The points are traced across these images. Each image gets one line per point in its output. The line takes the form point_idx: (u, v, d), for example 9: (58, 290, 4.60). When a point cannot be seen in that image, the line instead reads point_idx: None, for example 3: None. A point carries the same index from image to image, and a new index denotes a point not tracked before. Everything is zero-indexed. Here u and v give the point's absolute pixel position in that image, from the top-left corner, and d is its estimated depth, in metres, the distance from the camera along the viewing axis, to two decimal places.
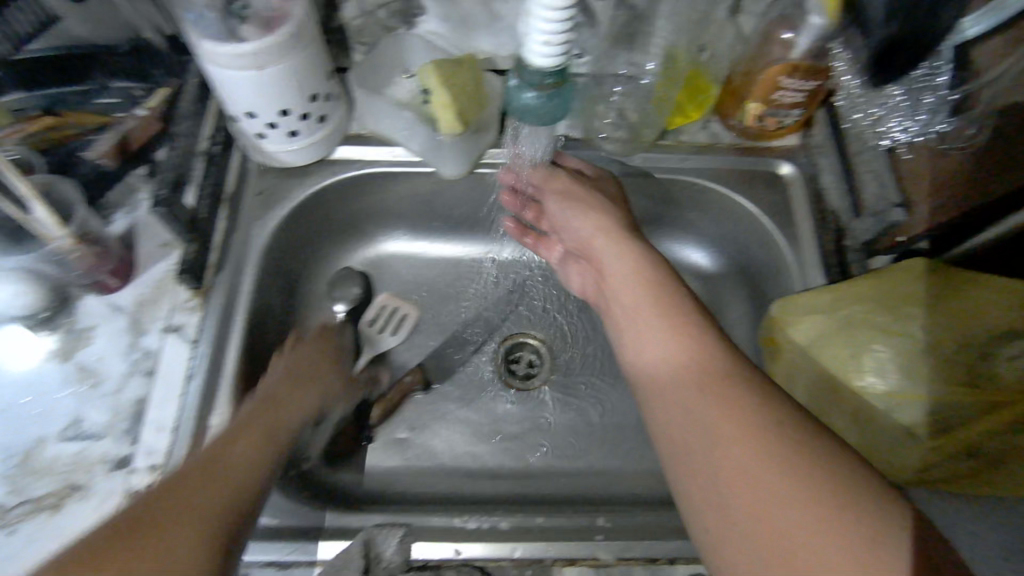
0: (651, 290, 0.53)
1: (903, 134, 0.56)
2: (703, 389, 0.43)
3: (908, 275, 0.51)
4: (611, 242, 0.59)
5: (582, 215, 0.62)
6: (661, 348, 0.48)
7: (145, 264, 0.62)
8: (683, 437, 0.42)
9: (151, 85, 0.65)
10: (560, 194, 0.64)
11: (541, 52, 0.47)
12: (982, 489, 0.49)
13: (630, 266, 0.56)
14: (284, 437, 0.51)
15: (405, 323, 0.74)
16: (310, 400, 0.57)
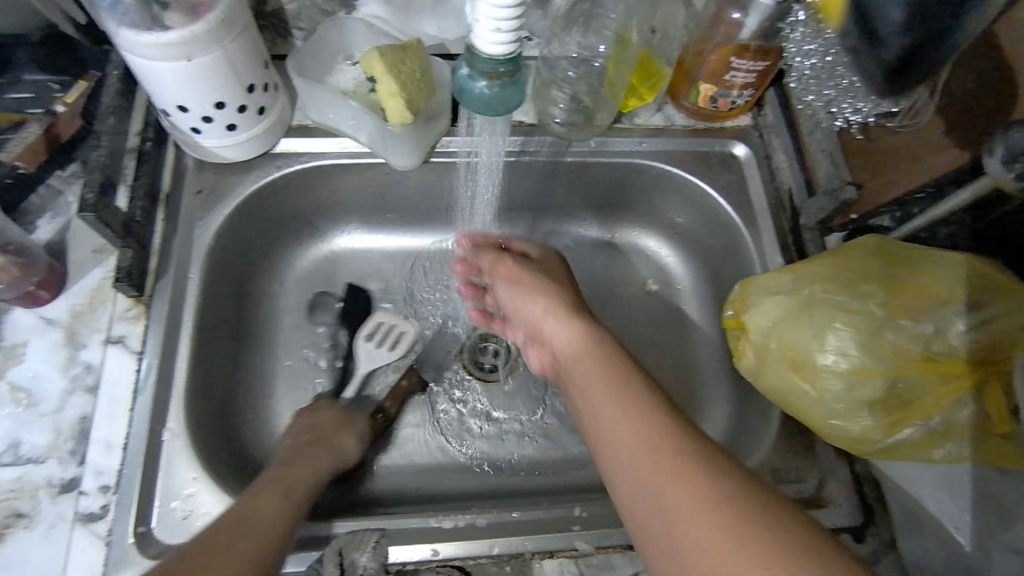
0: (598, 358, 0.47)
1: (855, 115, 0.56)
2: (660, 465, 0.38)
3: (862, 254, 0.53)
4: (561, 323, 0.51)
5: (525, 293, 0.56)
6: (605, 417, 0.43)
7: (77, 272, 0.58)
8: (644, 514, 0.38)
9: (66, 78, 0.59)
10: (509, 283, 0.58)
11: (493, 39, 0.43)
12: (942, 455, 0.49)
13: (574, 338, 0.50)
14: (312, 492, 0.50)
15: (403, 339, 0.68)
16: (328, 457, 0.55)
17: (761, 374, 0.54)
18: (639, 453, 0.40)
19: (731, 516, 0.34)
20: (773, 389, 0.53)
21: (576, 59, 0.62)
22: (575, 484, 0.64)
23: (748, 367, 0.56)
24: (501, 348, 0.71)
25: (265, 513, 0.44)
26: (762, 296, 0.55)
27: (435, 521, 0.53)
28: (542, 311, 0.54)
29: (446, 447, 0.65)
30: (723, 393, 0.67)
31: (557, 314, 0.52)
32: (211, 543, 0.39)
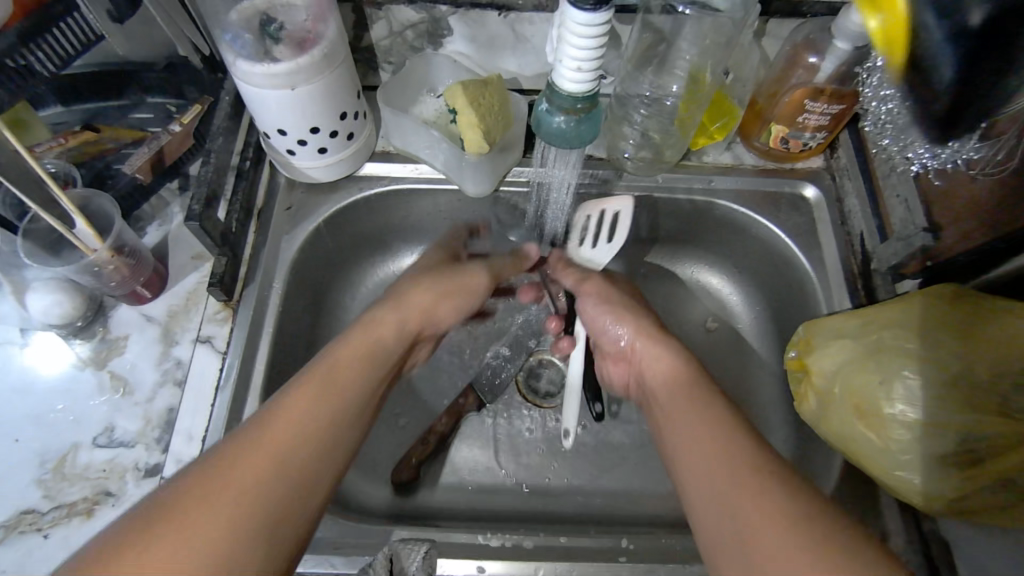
0: (681, 378, 0.52)
1: (931, 159, 0.54)
2: (732, 485, 0.41)
3: (941, 300, 0.52)
4: (645, 343, 0.57)
5: (618, 315, 0.61)
6: (682, 422, 0.48)
7: (176, 275, 0.64)
8: (705, 511, 0.42)
9: (183, 101, 0.67)
10: (595, 297, 0.64)
11: (571, 78, 0.46)
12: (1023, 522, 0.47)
13: (659, 361, 0.55)
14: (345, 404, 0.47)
15: (619, 222, 0.68)
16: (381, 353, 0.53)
17: (823, 419, 0.54)
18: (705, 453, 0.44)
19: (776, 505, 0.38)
20: (840, 436, 0.52)
21: (649, 98, 0.64)
22: (623, 516, 0.64)
23: (811, 411, 0.55)
24: (555, 375, 0.72)
25: (308, 400, 0.45)
26: (829, 340, 0.55)
27: (481, 537, 0.54)
28: (634, 333, 0.58)
29: (497, 467, 0.66)
30: (783, 436, 0.65)
31: (645, 335, 0.57)
32: (251, 440, 0.41)
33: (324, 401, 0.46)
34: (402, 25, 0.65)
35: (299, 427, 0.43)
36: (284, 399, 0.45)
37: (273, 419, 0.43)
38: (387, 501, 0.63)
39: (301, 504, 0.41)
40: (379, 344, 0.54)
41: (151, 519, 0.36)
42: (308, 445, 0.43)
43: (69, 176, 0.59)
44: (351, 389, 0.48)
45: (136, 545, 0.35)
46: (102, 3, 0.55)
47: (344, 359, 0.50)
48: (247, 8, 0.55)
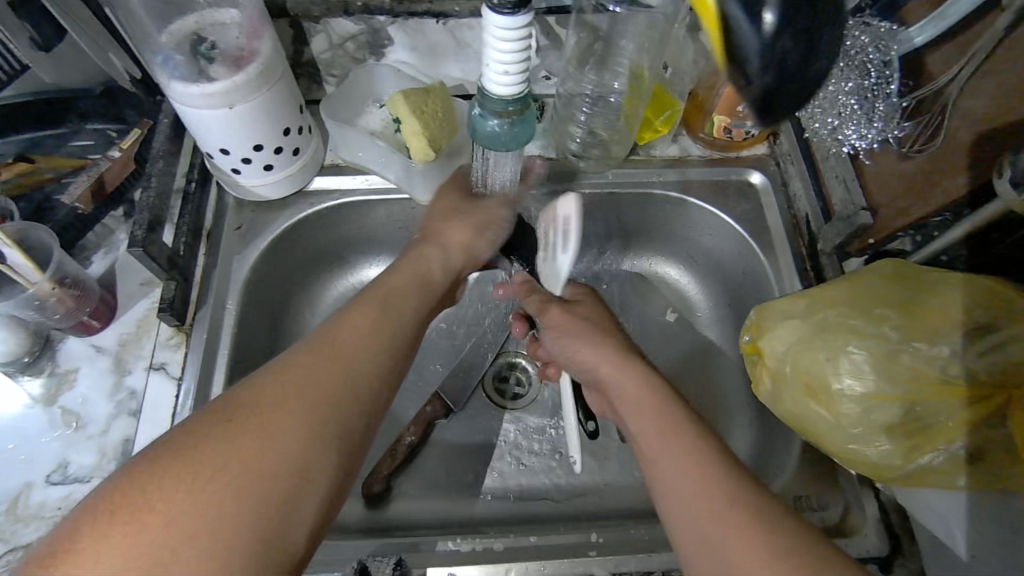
0: (653, 407, 0.48)
1: (859, 140, 0.58)
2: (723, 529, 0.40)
3: (884, 278, 0.53)
4: (614, 372, 0.52)
5: (591, 346, 0.55)
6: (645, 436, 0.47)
7: (126, 303, 0.62)
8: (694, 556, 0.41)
9: (124, 126, 0.65)
10: (556, 330, 0.59)
11: (500, 82, 0.46)
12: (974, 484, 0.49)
13: (629, 386, 0.51)
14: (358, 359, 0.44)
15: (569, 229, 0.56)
16: (399, 303, 0.51)
17: (777, 400, 0.55)
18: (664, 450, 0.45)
19: (749, 509, 0.40)
20: (792, 414, 0.53)
21: (591, 95, 0.65)
22: (597, 511, 0.64)
23: (766, 393, 0.56)
24: (523, 375, 0.73)
25: (367, 313, 0.48)
26: (777, 320, 0.56)
27: (452, 543, 0.54)
28: (606, 367, 0.53)
29: (467, 472, 0.66)
30: (747, 420, 0.66)
31: (611, 362, 0.53)
32: (314, 345, 0.44)
33: (386, 316, 0.48)
34: (341, 37, 0.65)
35: (359, 338, 0.45)
36: (347, 313, 0.47)
37: (332, 329, 0.45)
38: (361, 516, 0.62)
39: (362, 408, 0.43)
40: (435, 269, 0.58)
41: (233, 408, 0.39)
42: (371, 353, 0.45)
43: (7, 211, 0.58)
44: (364, 345, 0.45)
45: (218, 434, 0.37)
46: (25, 32, 0.56)
47: (402, 280, 0.54)
48: (178, 28, 0.54)
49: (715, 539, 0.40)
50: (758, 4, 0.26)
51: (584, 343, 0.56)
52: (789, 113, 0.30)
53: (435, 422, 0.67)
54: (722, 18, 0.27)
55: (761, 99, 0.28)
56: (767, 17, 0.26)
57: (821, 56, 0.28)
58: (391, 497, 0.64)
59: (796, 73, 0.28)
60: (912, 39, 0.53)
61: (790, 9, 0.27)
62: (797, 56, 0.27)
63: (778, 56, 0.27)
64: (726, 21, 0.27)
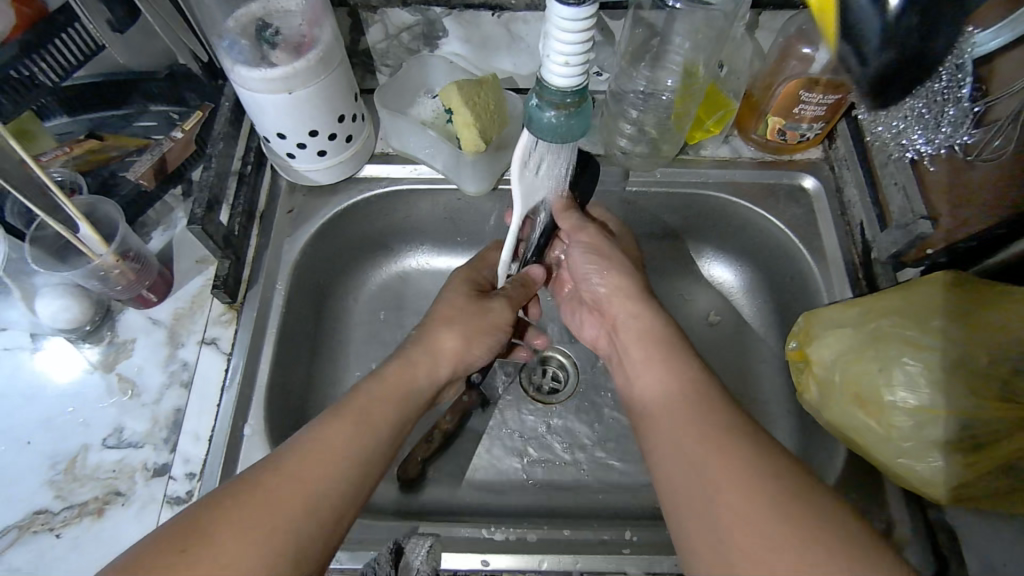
0: (655, 341, 0.54)
1: (926, 146, 0.56)
2: (704, 439, 0.44)
3: (940, 289, 0.51)
4: (625, 301, 0.60)
5: (611, 275, 0.61)
6: (668, 422, 0.47)
7: (182, 279, 0.65)
8: (673, 468, 0.44)
9: (186, 109, 0.68)
10: (587, 250, 0.63)
11: (561, 73, 0.46)
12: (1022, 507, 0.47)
13: (642, 321, 0.57)
14: (370, 460, 0.46)
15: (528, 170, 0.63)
16: (400, 399, 0.52)
17: (823, 412, 0.54)
18: (699, 442, 0.44)
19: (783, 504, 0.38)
20: (839, 423, 0.53)
21: (643, 93, 0.64)
22: (629, 510, 0.64)
23: (811, 401, 0.55)
24: (558, 370, 0.73)
25: (344, 431, 0.46)
26: (827, 328, 0.55)
27: (487, 531, 0.55)
28: (623, 297, 0.60)
29: (500, 462, 0.67)
30: (788, 428, 0.65)
31: (626, 292, 0.60)
32: (284, 465, 0.43)
33: (360, 428, 0.47)
34: (397, 28, 0.66)
35: (336, 462, 0.44)
36: (362, 400, 0.49)
37: (304, 446, 0.44)
38: (395, 498, 0.63)
39: (331, 537, 0.42)
40: (422, 373, 0.55)
41: (202, 527, 0.39)
42: (345, 477, 0.44)
43: (75, 185, 0.61)
44: (371, 444, 0.47)
45: (184, 553, 0.37)
46: (102, 13, 0.58)
47: (420, 359, 0.55)
48: (244, 14, 0.56)
49: (718, 477, 0.41)
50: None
51: (601, 265, 0.62)
52: (903, 97, 0.28)
53: (471, 412, 0.69)
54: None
55: (873, 82, 0.27)
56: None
57: (947, 38, 0.25)
58: (424, 482, 0.65)
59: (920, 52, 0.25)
60: (984, 43, 0.47)
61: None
62: (921, 36, 0.25)
63: (898, 39, 0.25)
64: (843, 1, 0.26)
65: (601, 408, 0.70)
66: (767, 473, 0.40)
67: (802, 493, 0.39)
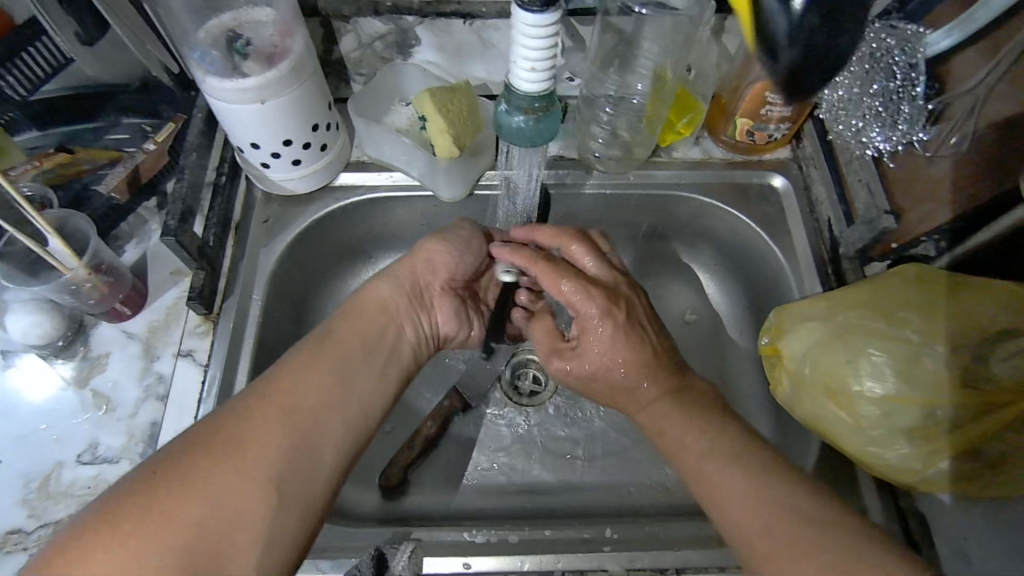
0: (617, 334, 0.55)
1: (885, 143, 0.58)
2: (701, 432, 0.49)
3: (906, 281, 0.53)
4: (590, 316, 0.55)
5: (612, 329, 0.55)
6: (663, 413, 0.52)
7: (157, 291, 0.64)
8: (683, 446, 0.50)
9: (159, 121, 0.67)
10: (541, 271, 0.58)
11: (527, 79, 0.48)
12: (995, 491, 0.48)
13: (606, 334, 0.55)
14: (344, 395, 0.49)
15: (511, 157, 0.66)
16: (374, 323, 0.55)
17: (794, 405, 0.55)
18: (696, 434, 0.49)
19: (804, 513, 0.42)
20: (810, 416, 0.54)
21: (614, 97, 0.65)
22: (610, 509, 0.64)
23: (784, 395, 0.56)
24: (539, 373, 0.73)
25: (319, 374, 0.49)
26: (797, 323, 0.56)
27: (467, 534, 0.55)
28: (626, 358, 0.55)
29: (483, 467, 0.67)
30: (765, 423, 0.66)
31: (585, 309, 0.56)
32: (261, 404, 0.45)
33: (326, 369, 0.49)
34: (370, 37, 0.66)
35: (321, 403, 0.47)
36: (334, 339, 0.52)
37: (281, 383, 0.47)
38: (376, 506, 0.63)
39: (310, 481, 0.44)
40: (390, 293, 0.58)
41: (182, 466, 0.41)
42: (325, 416, 0.47)
43: (46, 198, 0.60)
44: (352, 374, 0.50)
45: (155, 497, 0.39)
46: (69, 26, 0.58)
47: (389, 288, 0.58)
48: (214, 26, 0.56)
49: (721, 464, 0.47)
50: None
51: (597, 321, 0.55)
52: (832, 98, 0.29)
53: (453, 418, 0.68)
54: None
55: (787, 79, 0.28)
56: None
57: (850, 34, 0.27)
58: (407, 489, 0.65)
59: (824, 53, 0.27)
60: (936, 43, 0.54)
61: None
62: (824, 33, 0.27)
63: (806, 36, 0.27)
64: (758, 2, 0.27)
65: (582, 410, 0.70)
66: (764, 462, 0.46)
67: (801, 480, 0.45)
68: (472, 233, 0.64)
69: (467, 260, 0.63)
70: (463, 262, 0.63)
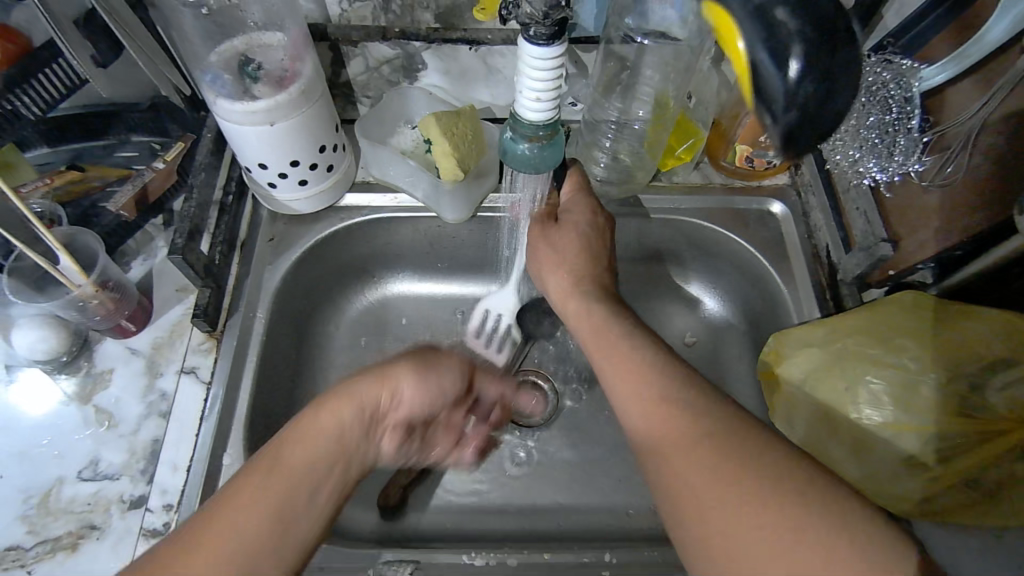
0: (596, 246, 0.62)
1: (881, 174, 0.59)
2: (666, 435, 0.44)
3: (903, 308, 0.54)
4: (591, 219, 0.62)
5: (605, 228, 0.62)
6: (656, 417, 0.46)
7: (161, 308, 0.65)
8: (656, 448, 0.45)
9: (167, 139, 0.69)
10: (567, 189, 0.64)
11: (533, 108, 0.50)
12: (979, 518, 0.48)
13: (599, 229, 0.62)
14: (290, 529, 0.42)
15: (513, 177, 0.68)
16: (323, 451, 0.45)
17: (793, 428, 0.55)
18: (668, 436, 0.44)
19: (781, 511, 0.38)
20: (809, 442, 0.54)
21: (616, 123, 0.66)
22: (608, 532, 0.64)
23: (782, 419, 0.56)
24: (540, 394, 0.73)
25: (263, 504, 0.42)
26: (796, 349, 0.56)
27: (467, 557, 0.55)
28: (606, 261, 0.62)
29: (482, 487, 0.67)
30: None
31: (585, 210, 0.62)
32: (192, 548, 0.40)
33: (268, 497, 0.42)
34: (378, 61, 0.68)
35: (311, 466, 0.44)
36: (280, 463, 0.44)
37: (220, 516, 0.41)
38: (375, 526, 0.63)
39: None
40: (344, 428, 0.47)
41: (169, 557, 0.39)
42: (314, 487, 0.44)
43: (56, 216, 0.61)
44: (297, 517, 0.43)
45: None
46: (85, 49, 0.58)
47: (332, 419, 0.46)
48: (226, 49, 0.57)
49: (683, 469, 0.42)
50: (783, 50, 0.28)
51: (561, 263, 0.61)
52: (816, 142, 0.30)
53: None
54: (751, 63, 0.29)
55: (783, 135, 0.30)
56: (792, 66, 0.28)
57: (840, 93, 0.29)
58: (406, 508, 0.65)
59: (817, 111, 0.29)
60: (931, 77, 0.56)
61: (811, 56, 0.28)
62: (820, 96, 0.29)
63: (798, 100, 0.29)
64: (754, 65, 0.29)
65: (583, 430, 0.70)
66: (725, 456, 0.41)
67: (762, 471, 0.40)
68: (452, 370, 0.52)
69: (432, 396, 0.51)
70: (422, 390, 0.50)
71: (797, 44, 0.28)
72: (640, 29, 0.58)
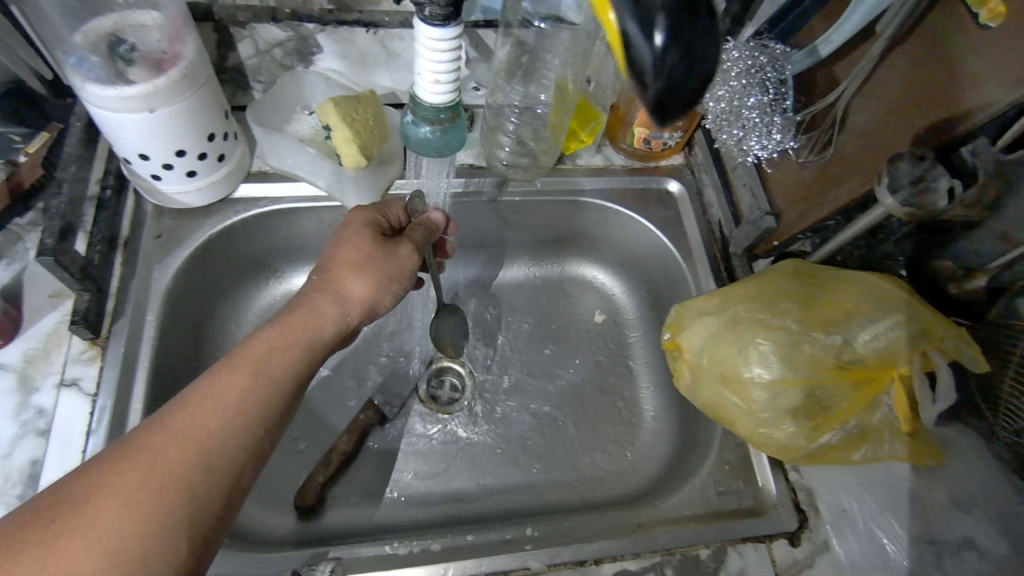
0: None
1: (762, 151, 0.64)
2: None
3: (783, 277, 0.59)
4: None
5: None
6: None
7: (33, 316, 0.59)
8: None
9: (29, 128, 0.60)
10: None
11: (433, 91, 0.49)
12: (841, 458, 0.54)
13: None
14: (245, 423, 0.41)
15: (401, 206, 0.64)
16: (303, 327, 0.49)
17: (697, 393, 0.59)
18: None
19: None
20: (709, 403, 0.58)
21: (519, 106, 0.67)
22: (529, 508, 0.65)
23: (685, 385, 0.60)
24: (457, 381, 0.73)
25: (200, 434, 0.39)
26: (695, 318, 0.61)
27: (390, 546, 0.54)
28: None
29: (403, 479, 0.66)
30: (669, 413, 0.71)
31: None
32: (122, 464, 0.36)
33: (213, 407, 0.41)
34: (268, 43, 0.64)
35: (252, 362, 0.44)
36: (215, 375, 0.42)
37: (169, 424, 0.39)
38: (291, 528, 0.61)
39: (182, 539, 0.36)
40: (325, 317, 0.50)
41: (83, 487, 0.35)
42: (227, 424, 0.41)
43: None
44: (245, 400, 0.42)
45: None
46: None
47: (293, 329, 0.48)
48: (95, 28, 0.52)
49: None
50: (649, 18, 0.29)
51: None
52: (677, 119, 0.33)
53: (370, 430, 0.67)
54: (621, 30, 0.30)
55: (654, 101, 0.31)
56: (656, 36, 0.29)
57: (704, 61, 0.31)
58: (324, 507, 0.63)
59: (682, 78, 0.31)
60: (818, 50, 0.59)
61: (676, 25, 0.29)
62: (683, 62, 0.30)
63: (666, 65, 0.30)
64: (625, 35, 0.30)
65: (501, 412, 0.71)
66: None
67: None
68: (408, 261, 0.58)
69: (386, 280, 0.55)
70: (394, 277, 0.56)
71: (660, 14, 0.29)
72: (537, 12, 0.59)
